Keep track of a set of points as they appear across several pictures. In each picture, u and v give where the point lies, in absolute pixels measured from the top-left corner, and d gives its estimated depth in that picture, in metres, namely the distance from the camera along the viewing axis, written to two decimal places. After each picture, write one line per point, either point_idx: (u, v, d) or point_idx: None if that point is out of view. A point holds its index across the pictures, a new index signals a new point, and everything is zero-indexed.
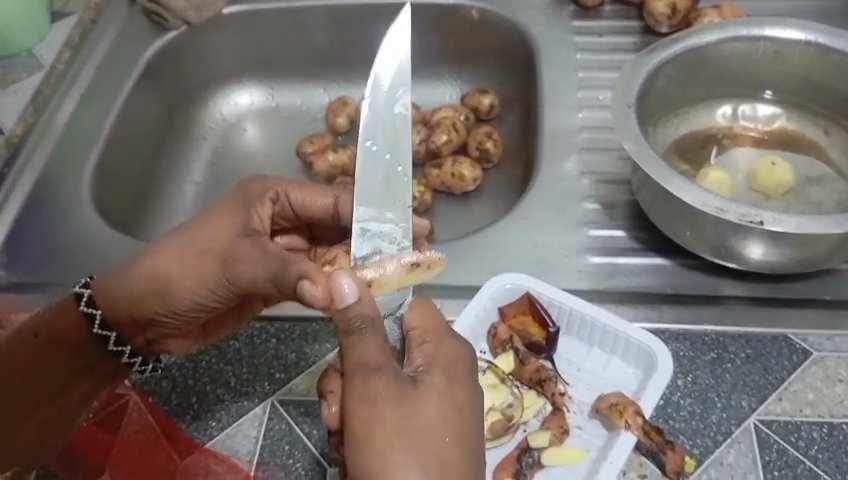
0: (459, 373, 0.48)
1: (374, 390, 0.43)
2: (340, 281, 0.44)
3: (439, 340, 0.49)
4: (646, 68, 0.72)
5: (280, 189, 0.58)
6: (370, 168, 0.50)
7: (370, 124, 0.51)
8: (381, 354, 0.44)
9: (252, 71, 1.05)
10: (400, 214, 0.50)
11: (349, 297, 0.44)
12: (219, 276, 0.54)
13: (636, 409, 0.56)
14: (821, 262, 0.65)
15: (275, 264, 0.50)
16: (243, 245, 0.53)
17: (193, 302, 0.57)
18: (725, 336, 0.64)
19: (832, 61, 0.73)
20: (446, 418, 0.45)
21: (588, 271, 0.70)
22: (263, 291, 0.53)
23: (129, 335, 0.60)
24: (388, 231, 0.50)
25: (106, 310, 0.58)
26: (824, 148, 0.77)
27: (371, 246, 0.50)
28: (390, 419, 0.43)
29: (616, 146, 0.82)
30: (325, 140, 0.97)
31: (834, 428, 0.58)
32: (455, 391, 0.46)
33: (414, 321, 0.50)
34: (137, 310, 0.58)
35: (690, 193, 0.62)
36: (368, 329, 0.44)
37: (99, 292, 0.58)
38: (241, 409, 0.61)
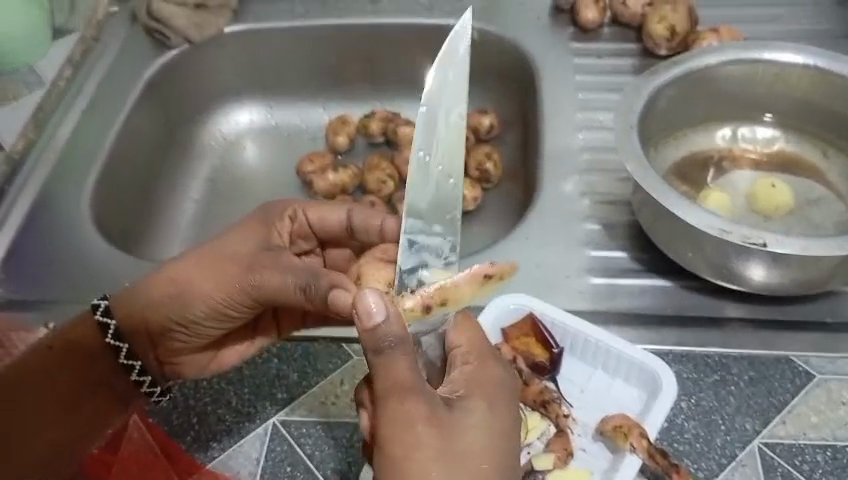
0: (497, 400, 0.48)
1: (411, 412, 0.44)
2: (369, 300, 0.44)
3: (481, 362, 0.50)
4: (646, 91, 0.72)
5: (298, 208, 0.61)
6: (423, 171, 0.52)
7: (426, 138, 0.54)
8: (409, 373, 0.44)
9: (252, 89, 1.04)
10: (448, 228, 0.53)
11: (379, 315, 0.43)
12: (242, 283, 0.56)
13: (641, 431, 0.56)
14: (822, 284, 0.65)
15: (301, 275, 0.53)
16: (265, 256, 0.56)
17: (213, 308, 0.59)
18: (728, 357, 0.64)
19: (830, 84, 0.74)
20: (485, 440, 0.45)
21: (590, 292, 0.70)
22: (284, 300, 0.55)
23: (142, 351, 0.62)
24: (438, 246, 0.53)
25: (127, 327, 0.60)
26: (824, 171, 0.78)
27: (418, 259, 0.52)
28: (429, 444, 0.43)
29: (616, 166, 0.82)
30: (324, 160, 0.96)
31: (839, 451, 0.58)
32: (496, 418, 0.47)
33: (457, 340, 0.51)
34: (155, 324, 0.60)
35: (692, 214, 0.62)
36: (399, 349, 0.44)
37: (118, 305, 0.60)
38: (242, 430, 0.60)
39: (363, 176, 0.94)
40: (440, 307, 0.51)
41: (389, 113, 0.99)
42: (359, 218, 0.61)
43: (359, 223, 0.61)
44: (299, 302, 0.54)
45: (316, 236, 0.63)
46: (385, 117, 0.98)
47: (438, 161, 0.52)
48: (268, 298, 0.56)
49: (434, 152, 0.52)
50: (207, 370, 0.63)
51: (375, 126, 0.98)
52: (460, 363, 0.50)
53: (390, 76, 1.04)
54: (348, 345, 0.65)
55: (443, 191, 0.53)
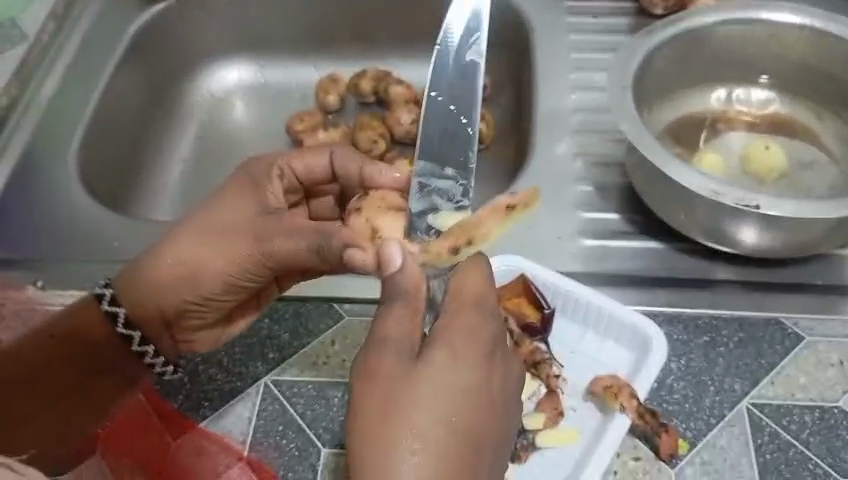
0: (471, 347, 0.45)
1: (376, 362, 0.44)
2: (388, 249, 0.47)
3: (464, 308, 0.47)
4: (642, 50, 0.71)
5: (281, 162, 0.60)
6: (436, 116, 0.56)
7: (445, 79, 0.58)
8: (389, 323, 0.45)
9: (240, 46, 1.03)
10: (461, 171, 0.55)
11: (394, 261, 0.47)
12: (254, 253, 0.55)
13: (631, 392, 0.57)
14: (813, 247, 0.65)
15: (312, 236, 0.52)
16: (271, 223, 0.55)
17: (224, 281, 0.57)
18: (718, 319, 0.64)
19: (826, 45, 0.73)
20: (456, 397, 0.43)
21: (582, 254, 0.70)
22: (300, 263, 0.54)
23: (156, 334, 0.60)
24: (447, 188, 0.55)
25: (137, 312, 0.58)
26: (816, 133, 0.77)
27: (428, 203, 0.54)
28: (385, 392, 0.42)
29: (610, 127, 0.81)
30: (314, 118, 0.95)
31: (826, 412, 0.59)
32: (465, 366, 0.44)
33: (456, 283, 0.48)
34: (167, 306, 0.58)
35: (686, 176, 0.62)
36: (399, 302, 0.46)
37: (122, 291, 0.58)
38: (234, 390, 0.60)
39: (353, 135, 0.93)
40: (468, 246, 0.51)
41: (380, 72, 0.98)
42: (341, 163, 0.60)
43: (343, 168, 0.60)
44: (312, 264, 0.53)
45: (302, 186, 0.62)
46: (376, 76, 0.97)
47: (449, 102, 0.57)
48: (282, 264, 0.54)
49: (447, 93, 0.57)
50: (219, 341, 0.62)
51: (366, 85, 0.97)
52: (444, 310, 0.47)
53: (381, 34, 1.02)
54: (340, 305, 0.65)
55: (456, 131, 0.56)
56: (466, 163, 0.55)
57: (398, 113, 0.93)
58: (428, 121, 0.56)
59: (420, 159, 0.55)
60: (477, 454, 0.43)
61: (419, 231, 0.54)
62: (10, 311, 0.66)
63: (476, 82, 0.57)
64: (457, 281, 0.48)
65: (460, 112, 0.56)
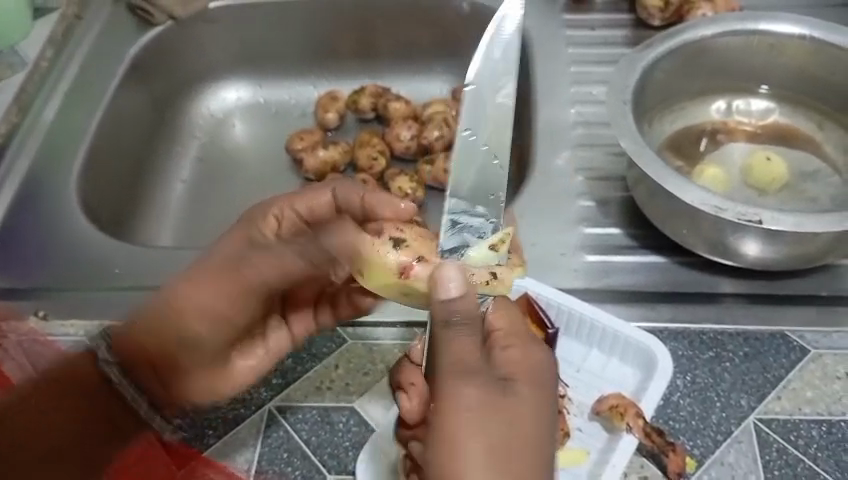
0: (545, 377, 0.45)
1: (467, 397, 0.43)
2: (445, 275, 0.44)
3: (524, 343, 0.46)
4: (642, 64, 0.71)
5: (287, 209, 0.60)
6: (466, 158, 0.49)
7: (472, 114, 0.49)
8: (471, 353, 0.44)
9: (239, 66, 1.03)
10: (491, 208, 0.49)
11: (452, 289, 0.43)
12: None
13: (637, 411, 0.56)
14: (817, 258, 0.65)
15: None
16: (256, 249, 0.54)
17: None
18: (723, 334, 0.64)
19: (825, 55, 0.72)
20: (533, 432, 0.43)
21: (584, 269, 0.70)
22: None
23: (154, 389, 0.57)
24: (477, 225, 0.49)
25: (123, 361, 0.57)
26: (818, 142, 0.77)
27: (460, 240, 0.48)
28: (479, 427, 0.42)
29: (610, 140, 0.81)
30: (314, 137, 0.95)
31: (833, 425, 0.58)
32: (542, 399, 0.44)
33: (498, 322, 0.46)
34: (153, 349, 0.57)
35: (687, 192, 0.62)
36: (464, 329, 0.43)
37: (117, 343, 0.57)
38: (238, 417, 0.60)
39: (354, 153, 0.93)
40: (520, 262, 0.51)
41: (379, 88, 0.98)
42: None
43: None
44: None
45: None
46: (375, 92, 0.97)
47: (483, 142, 0.49)
48: None
49: (482, 131, 0.49)
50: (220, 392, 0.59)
51: (365, 101, 0.97)
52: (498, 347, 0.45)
53: (380, 50, 1.02)
54: (344, 330, 0.65)
55: (486, 171, 0.49)
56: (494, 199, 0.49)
57: (397, 130, 0.93)
58: (458, 161, 0.49)
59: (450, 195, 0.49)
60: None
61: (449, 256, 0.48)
62: (13, 342, 0.66)
63: (508, 123, 0.49)
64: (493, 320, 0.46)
65: (492, 153, 0.49)
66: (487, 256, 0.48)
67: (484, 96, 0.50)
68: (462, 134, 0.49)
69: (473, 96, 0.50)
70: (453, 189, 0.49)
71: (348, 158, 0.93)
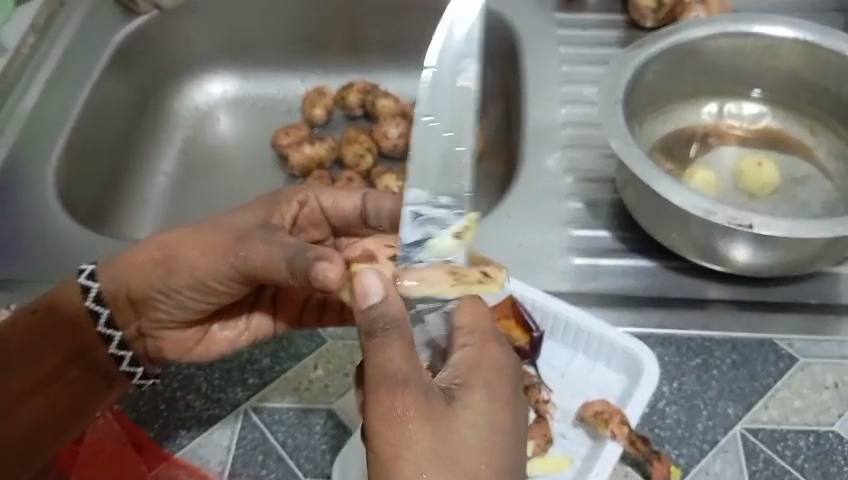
0: (499, 385, 0.43)
1: (404, 408, 0.39)
2: (366, 278, 0.42)
3: (483, 343, 0.45)
4: (633, 64, 0.70)
5: (309, 194, 0.59)
6: (429, 140, 0.44)
7: (430, 100, 0.45)
8: (403, 359, 0.40)
9: (225, 59, 1.01)
10: (456, 198, 0.44)
11: (373, 296, 0.41)
12: (228, 261, 0.51)
13: (622, 418, 0.55)
14: (806, 265, 0.64)
15: (285, 249, 0.48)
16: (260, 233, 0.51)
17: (195, 279, 0.54)
18: (711, 341, 0.63)
19: (819, 58, 0.71)
20: (481, 440, 0.41)
21: (572, 272, 0.69)
22: (271, 276, 0.50)
23: (133, 340, 0.58)
24: (442, 216, 0.44)
25: (111, 293, 0.55)
26: (810, 148, 0.75)
27: (425, 233, 0.44)
28: (421, 441, 0.39)
29: (600, 142, 0.80)
30: (300, 132, 0.93)
31: (821, 436, 0.57)
32: (495, 407, 0.42)
33: (461, 319, 0.45)
34: (136, 289, 0.55)
35: (678, 194, 0.61)
36: (393, 334, 0.40)
37: (109, 293, 0.55)
38: (213, 417, 0.58)
39: (341, 149, 0.92)
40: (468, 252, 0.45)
41: (367, 84, 0.97)
42: (373, 201, 0.58)
43: (373, 209, 0.58)
44: (283, 278, 0.49)
45: (327, 224, 0.60)
46: (363, 88, 0.96)
47: (445, 128, 0.45)
48: (253, 274, 0.51)
49: (443, 119, 0.45)
50: (195, 352, 0.60)
51: (353, 97, 0.95)
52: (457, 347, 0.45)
53: (369, 46, 1.01)
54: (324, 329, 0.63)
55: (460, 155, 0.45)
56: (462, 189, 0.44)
57: (385, 127, 0.92)
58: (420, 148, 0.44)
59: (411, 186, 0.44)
60: None
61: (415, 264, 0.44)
62: None
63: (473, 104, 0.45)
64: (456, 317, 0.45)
65: (458, 138, 0.45)
66: (450, 247, 0.44)
67: (442, 85, 0.46)
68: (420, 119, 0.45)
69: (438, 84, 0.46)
70: (417, 175, 0.44)
71: (334, 154, 0.92)
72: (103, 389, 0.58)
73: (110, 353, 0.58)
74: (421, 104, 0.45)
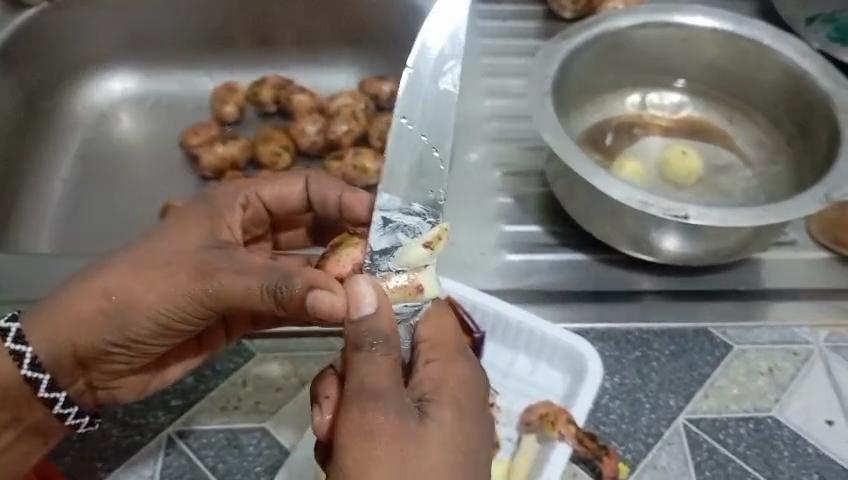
0: (466, 402, 0.42)
1: (375, 423, 0.38)
2: (357, 288, 0.40)
3: (448, 359, 0.44)
4: (560, 55, 0.69)
5: (249, 192, 0.55)
6: (403, 150, 0.46)
7: (408, 103, 0.47)
8: (387, 377, 0.40)
9: (125, 53, 0.94)
10: (428, 206, 0.46)
11: (367, 308, 0.40)
12: (197, 294, 0.47)
13: (568, 417, 0.54)
14: (735, 253, 0.64)
15: (266, 278, 0.44)
16: (224, 260, 0.47)
17: (155, 322, 0.49)
18: (649, 333, 0.62)
19: (739, 48, 0.72)
20: (450, 462, 0.39)
21: (506, 269, 0.67)
22: (252, 307, 0.46)
23: (79, 396, 0.52)
24: (413, 224, 0.45)
25: (51, 359, 0.49)
26: (731, 136, 0.77)
27: (390, 242, 0.45)
28: (387, 459, 0.37)
29: (527, 134, 0.79)
30: (211, 131, 0.88)
31: (760, 422, 0.58)
32: (466, 429, 0.40)
33: (425, 333, 0.45)
34: (83, 345, 0.49)
35: (614, 187, 0.60)
36: (381, 349, 0.40)
37: (49, 356, 0.49)
38: (132, 446, 0.53)
39: (256, 147, 0.87)
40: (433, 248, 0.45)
41: (281, 79, 0.92)
42: (319, 189, 0.55)
43: (318, 196, 0.56)
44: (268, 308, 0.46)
45: (270, 216, 0.58)
46: (276, 84, 0.91)
47: (420, 132, 0.47)
48: (228, 307, 0.47)
49: (417, 122, 0.47)
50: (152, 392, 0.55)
51: (266, 93, 0.91)
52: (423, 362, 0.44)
53: (282, 39, 0.96)
54: (250, 341, 0.59)
55: (423, 166, 0.47)
56: (434, 200, 0.46)
57: (302, 124, 0.88)
58: (396, 153, 0.46)
59: (382, 191, 0.45)
60: None
61: (382, 274, 0.44)
62: None
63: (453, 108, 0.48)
64: (422, 332, 0.45)
65: (428, 147, 0.47)
66: (420, 256, 0.45)
67: (420, 90, 0.48)
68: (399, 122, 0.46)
69: (411, 91, 0.47)
70: (390, 185, 0.46)
71: (249, 154, 0.87)
72: (40, 445, 0.50)
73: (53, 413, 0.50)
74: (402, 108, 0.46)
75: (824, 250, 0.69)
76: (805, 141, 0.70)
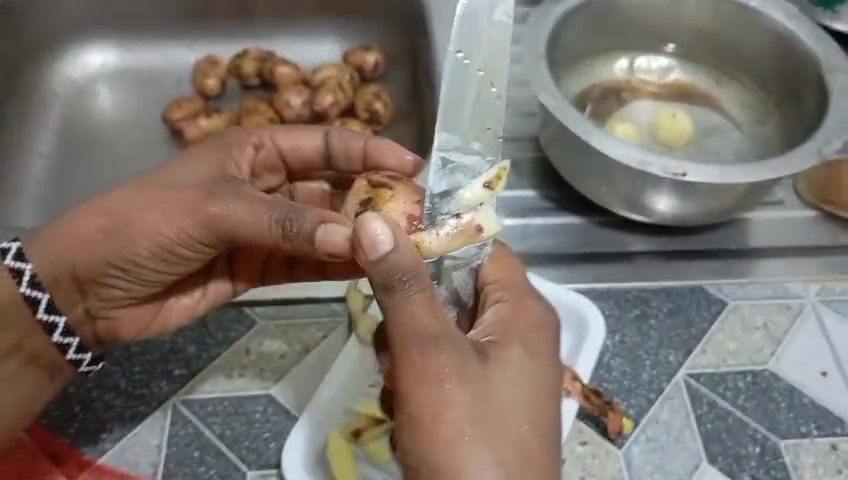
0: (534, 340, 0.43)
1: (444, 365, 0.38)
2: (373, 228, 0.37)
3: (517, 299, 0.45)
4: (551, 19, 0.69)
5: (264, 135, 0.55)
6: (458, 91, 0.42)
7: (466, 30, 0.42)
8: (429, 314, 0.38)
9: (101, 27, 0.92)
10: (487, 146, 0.43)
11: (383, 245, 0.37)
12: (200, 219, 0.46)
13: (573, 374, 0.54)
14: (727, 213, 0.65)
15: (276, 209, 0.43)
16: (229, 187, 0.47)
17: (157, 246, 0.48)
18: (646, 291, 0.63)
19: (726, 11, 0.73)
20: (521, 401, 0.40)
21: (502, 233, 0.67)
22: (258, 239, 0.45)
23: (79, 325, 0.52)
24: (473, 165, 0.43)
25: (51, 277, 0.48)
26: (718, 99, 0.78)
27: (450, 183, 0.43)
28: (461, 401, 0.38)
29: (517, 100, 0.78)
30: (194, 104, 0.86)
31: (758, 376, 0.59)
32: (533, 366, 0.41)
33: (492, 274, 0.46)
34: (83, 268, 0.49)
35: (612, 146, 0.60)
36: (413, 285, 0.37)
37: (49, 276, 0.48)
38: (137, 416, 0.53)
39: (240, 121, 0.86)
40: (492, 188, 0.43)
41: (263, 52, 0.90)
42: (338, 140, 0.55)
43: (339, 146, 0.55)
44: (273, 242, 0.45)
45: (284, 167, 0.57)
46: (259, 56, 0.89)
47: (478, 68, 0.42)
48: (232, 233, 0.46)
49: (477, 55, 0.42)
50: (153, 329, 0.54)
51: (248, 66, 0.89)
52: (492, 302, 0.45)
53: (263, 10, 0.94)
54: (251, 309, 0.59)
55: (480, 102, 0.43)
56: (495, 136, 0.43)
57: (287, 96, 0.87)
58: (455, 91, 0.42)
59: (441, 130, 0.42)
60: (551, 465, 0.39)
61: (442, 219, 0.43)
62: None
63: (507, 43, 0.43)
64: (487, 273, 0.46)
65: (488, 83, 0.43)
66: (479, 199, 0.43)
67: (477, 15, 0.43)
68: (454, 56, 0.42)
69: (466, 21, 0.42)
70: (450, 121, 0.42)
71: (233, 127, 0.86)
72: (45, 383, 0.50)
73: (53, 342, 0.50)
74: (455, 37, 0.42)
75: (812, 208, 0.71)
76: (792, 101, 0.71)
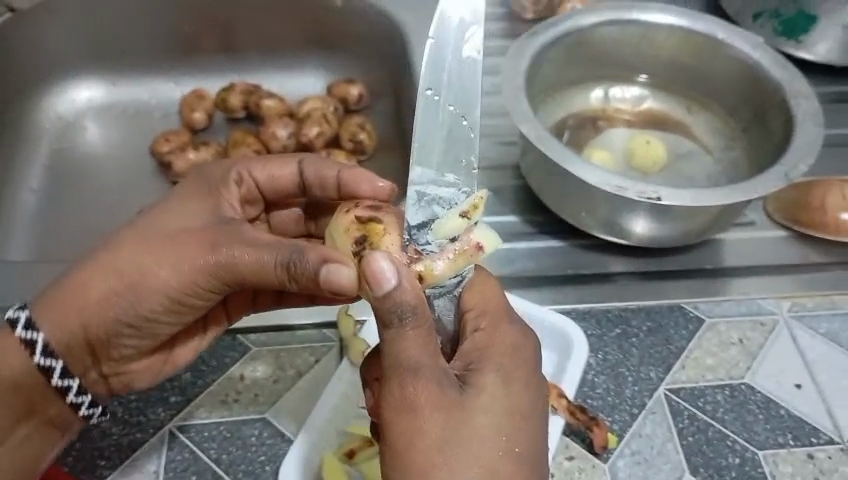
0: (512, 366, 0.42)
1: (415, 396, 0.39)
2: (378, 267, 0.40)
3: (494, 325, 0.44)
4: (528, 52, 0.72)
5: (242, 169, 0.55)
6: (428, 126, 0.46)
7: (435, 69, 0.46)
8: (419, 350, 0.40)
9: (90, 63, 0.94)
10: (462, 178, 0.46)
11: (390, 281, 0.40)
12: (208, 268, 0.48)
13: (559, 391, 0.57)
14: (701, 234, 0.68)
15: (281, 253, 0.45)
16: (232, 233, 0.48)
17: (168, 299, 0.49)
18: (626, 311, 0.66)
19: (693, 42, 0.77)
20: (496, 427, 0.40)
21: (487, 258, 0.70)
22: (265, 281, 0.47)
23: (91, 384, 0.53)
24: (448, 196, 0.45)
25: (63, 344, 0.49)
26: (689, 126, 0.81)
27: (428, 214, 0.44)
28: (432, 430, 0.39)
29: (498, 129, 0.81)
30: (181, 137, 0.88)
31: (735, 389, 0.61)
32: (510, 392, 0.41)
33: (470, 300, 0.46)
34: (95, 331, 0.50)
35: (589, 173, 0.63)
36: (409, 322, 0.40)
37: (62, 344, 0.49)
38: (134, 443, 0.54)
39: (228, 153, 0.88)
40: (472, 214, 0.45)
41: (249, 85, 0.93)
42: (313, 170, 0.55)
43: (313, 177, 0.55)
44: (279, 283, 0.47)
45: (263, 198, 0.57)
46: (245, 89, 0.92)
47: (448, 102, 0.46)
48: (240, 279, 0.47)
49: (446, 91, 0.46)
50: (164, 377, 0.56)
51: (235, 99, 0.91)
52: (469, 331, 0.44)
53: (248, 46, 0.97)
54: (245, 336, 0.60)
55: (453, 135, 0.46)
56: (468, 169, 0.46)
57: (273, 128, 0.89)
58: (425, 127, 0.45)
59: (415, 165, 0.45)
60: None
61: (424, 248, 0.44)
62: None
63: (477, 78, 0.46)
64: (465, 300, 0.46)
65: (458, 117, 0.46)
66: (458, 227, 0.45)
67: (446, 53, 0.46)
68: (423, 93, 0.45)
69: (433, 60, 0.46)
70: (422, 154, 0.45)
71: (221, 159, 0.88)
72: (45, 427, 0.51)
73: (67, 403, 0.51)
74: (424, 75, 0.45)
75: (782, 228, 0.74)
76: (758, 127, 0.75)
